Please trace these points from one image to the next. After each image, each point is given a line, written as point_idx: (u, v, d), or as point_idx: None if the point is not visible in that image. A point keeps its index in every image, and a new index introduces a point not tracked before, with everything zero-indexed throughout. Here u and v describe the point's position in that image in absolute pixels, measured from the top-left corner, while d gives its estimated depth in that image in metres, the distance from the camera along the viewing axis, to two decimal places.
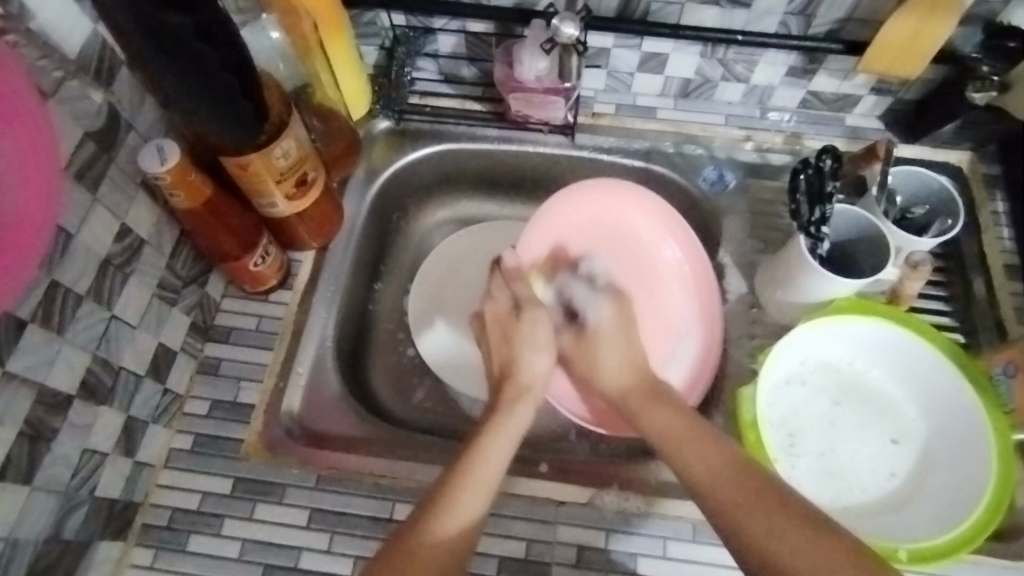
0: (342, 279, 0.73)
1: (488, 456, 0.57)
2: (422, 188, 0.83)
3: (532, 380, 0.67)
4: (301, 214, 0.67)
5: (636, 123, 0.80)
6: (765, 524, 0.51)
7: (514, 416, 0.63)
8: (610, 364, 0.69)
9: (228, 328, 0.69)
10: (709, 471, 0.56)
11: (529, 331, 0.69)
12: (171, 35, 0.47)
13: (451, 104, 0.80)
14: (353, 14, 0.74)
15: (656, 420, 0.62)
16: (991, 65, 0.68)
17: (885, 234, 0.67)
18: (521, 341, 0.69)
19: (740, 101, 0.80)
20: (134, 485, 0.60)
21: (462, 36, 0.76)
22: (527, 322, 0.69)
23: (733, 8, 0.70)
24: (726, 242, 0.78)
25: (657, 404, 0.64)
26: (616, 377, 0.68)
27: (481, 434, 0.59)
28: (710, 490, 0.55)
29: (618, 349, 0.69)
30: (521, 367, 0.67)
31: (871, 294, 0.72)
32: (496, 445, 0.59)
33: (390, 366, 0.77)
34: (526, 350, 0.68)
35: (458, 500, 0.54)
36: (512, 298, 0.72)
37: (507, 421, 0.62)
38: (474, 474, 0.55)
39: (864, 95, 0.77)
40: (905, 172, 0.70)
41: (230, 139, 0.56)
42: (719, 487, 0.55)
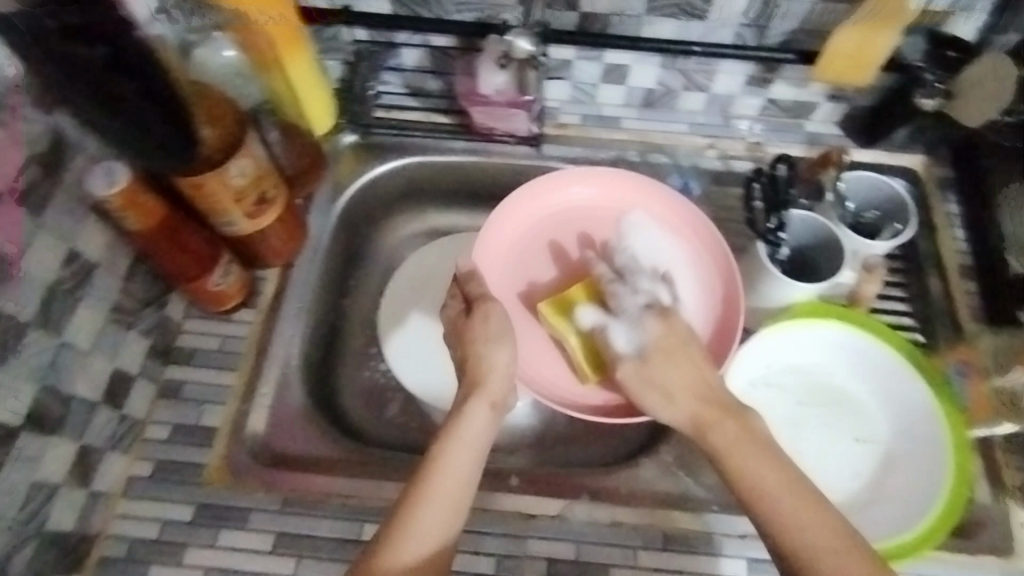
0: (308, 297, 0.72)
1: (445, 478, 0.53)
2: (388, 201, 0.82)
3: (488, 373, 0.60)
4: (264, 231, 0.66)
5: (601, 133, 0.81)
6: (787, 508, 0.49)
7: (471, 420, 0.57)
8: (676, 380, 0.58)
9: (191, 350, 0.67)
10: (811, 526, 0.48)
11: (481, 328, 0.61)
12: (78, 67, 0.48)
13: (417, 117, 0.81)
14: (316, 29, 0.74)
15: (737, 444, 0.54)
16: (934, 73, 0.71)
17: (839, 237, 0.68)
18: (474, 337, 0.61)
19: (702, 110, 0.81)
20: (90, 516, 0.59)
21: (425, 50, 0.76)
22: (479, 320, 0.62)
23: (689, 20, 0.71)
24: None
25: (745, 440, 0.54)
26: (690, 401, 0.57)
27: (435, 443, 0.55)
28: (739, 471, 0.52)
29: (671, 368, 0.59)
30: (475, 360, 0.60)
31: (832, 297, 0.74)
32: (457, 455, 0.54)
33: (359, 386, 0.75)
34: (489, 345, 0.60)
35: (416, 516, 0.51)
36: (464, 300, 0.64)
37: (460, 430, 0.56)
38: (424, 496, 0.52)
39: (821, 103, 0.78)
40: (858, 175, 0.72)
41: (163, 165, 0.55)
42: (749, 468, 0.52)
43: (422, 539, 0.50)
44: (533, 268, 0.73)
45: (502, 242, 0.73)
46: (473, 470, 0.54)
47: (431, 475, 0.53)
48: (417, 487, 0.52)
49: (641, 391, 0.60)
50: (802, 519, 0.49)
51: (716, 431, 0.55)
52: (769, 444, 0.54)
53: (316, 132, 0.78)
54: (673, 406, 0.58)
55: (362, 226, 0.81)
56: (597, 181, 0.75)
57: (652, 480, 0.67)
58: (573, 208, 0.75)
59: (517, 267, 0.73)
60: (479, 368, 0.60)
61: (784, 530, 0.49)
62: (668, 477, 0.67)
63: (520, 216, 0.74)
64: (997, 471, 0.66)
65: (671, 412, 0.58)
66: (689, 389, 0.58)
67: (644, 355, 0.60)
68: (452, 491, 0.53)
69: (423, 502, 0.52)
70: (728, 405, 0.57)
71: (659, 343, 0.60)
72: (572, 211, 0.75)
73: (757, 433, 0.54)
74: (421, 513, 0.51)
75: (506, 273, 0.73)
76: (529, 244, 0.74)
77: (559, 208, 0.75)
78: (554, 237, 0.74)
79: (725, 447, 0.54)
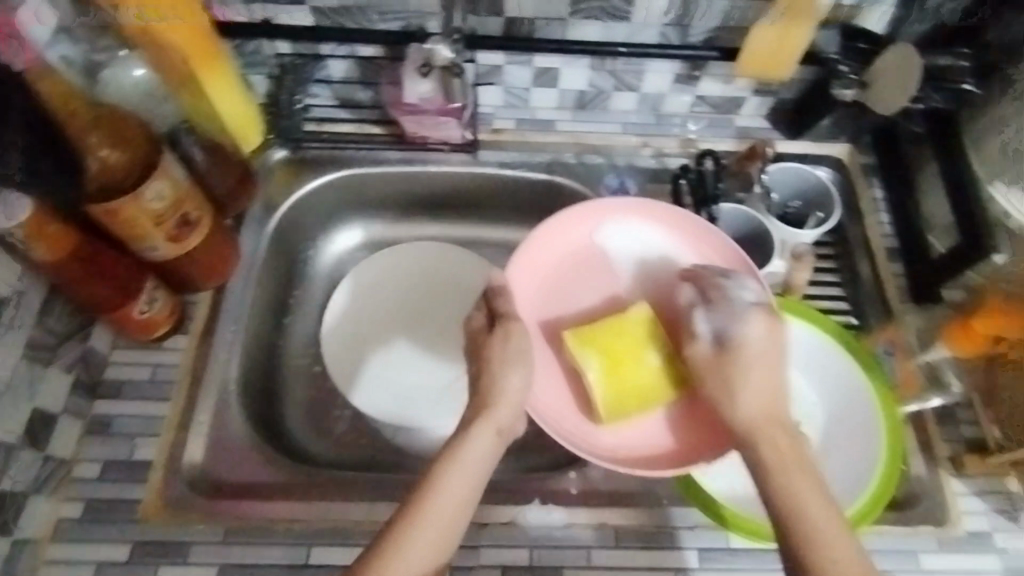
0: (243, 319, 0.70)
1: (442, 505, 0.50)
2: (326, 215, 0.82)
3: (500, 397, 0.56)
4: (190, 255, 0.64)
5: (535, 137, 0.80)
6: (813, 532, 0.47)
7: (474, 443, 0.53)
8: (754, 386, 0.54)
9: (120, 382, 0.65)
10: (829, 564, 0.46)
11: (500, 347, 0.58)
12: None
13: (349, 129, 0.79)
14: (234, 44, 0.73)
15: (790, 465, 0.50)
16: (849, 65, 0.72)
17: (768, 228, 0.71)
18: (491, 359, 0.57)
19: (635, 109, 0.82)
20: (16, 563, 0.56)
21: (352, 61, 0.75)
22: (499, 338, 0.58)
23: (614, 22, 0.72)
24: None
25: (795, 467, 0.50)
26: (756, 413, 0.53)
27: (434, 465, 0.52)
28: (779, 484, 0.49)
29: (761, 372, 0.54)
30: (489, 384, 0.56)
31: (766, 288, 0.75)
32: (455, 482, 0.51)
33: (310, 408, 0.74)
34: (502, 367, 0.57)
35: (407, 542, 0.48)
36: (489, 313, 0.61)
37: (462, 453, 0.53)
38: (419, 524, 0.49)
39: (748, 97, 0.80)
40: (784, 167, 0.74)
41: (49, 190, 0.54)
42: (789, 484, 0.49)
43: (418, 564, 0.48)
44: (576, 296, 0.68)
45: (532, 263, 0.68)
46: (471, 500, 0.51)
47: (427, 500, 0.50)
48: (411, 513, 0.49)
49: (714, 391, 0.55)
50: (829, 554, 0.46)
51: (768, 446, 0.51)
52: (815, 473, 0.50)
53: (245, 150, 0.75)
54: (744, 409, 0.53)
55: (301, 251, 0.81)
56: (642, 216, 0.70)
57: (602, 480, 0.67)
58: (624, 235, 0.70)
59: (557, 291, 0.68)
60: (488, 391, 0.56)
61: (809, 554, 0.46)
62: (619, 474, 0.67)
63: (568, 237, 0.70)
64: (929, 444, 0.68)
65: (738, 412, 0.53)
66: (762, 399, 0.53)
67: (728, 357, 0.55)
68: (445, 518, 0.50)
69: (416, 528, 0.49)
70: (789, 426, 0.52)
71: (749, 353, 0.55)
72: (624, 238, 0.70)
73: (809, 462, 0.51)
74: (411, 540, 0.48)
75: (537, 296, 0.68)
76: (557, 271, 0.69)
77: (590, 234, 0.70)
78: (584, 266, 0.69)
79: (767, 457, 0.51)
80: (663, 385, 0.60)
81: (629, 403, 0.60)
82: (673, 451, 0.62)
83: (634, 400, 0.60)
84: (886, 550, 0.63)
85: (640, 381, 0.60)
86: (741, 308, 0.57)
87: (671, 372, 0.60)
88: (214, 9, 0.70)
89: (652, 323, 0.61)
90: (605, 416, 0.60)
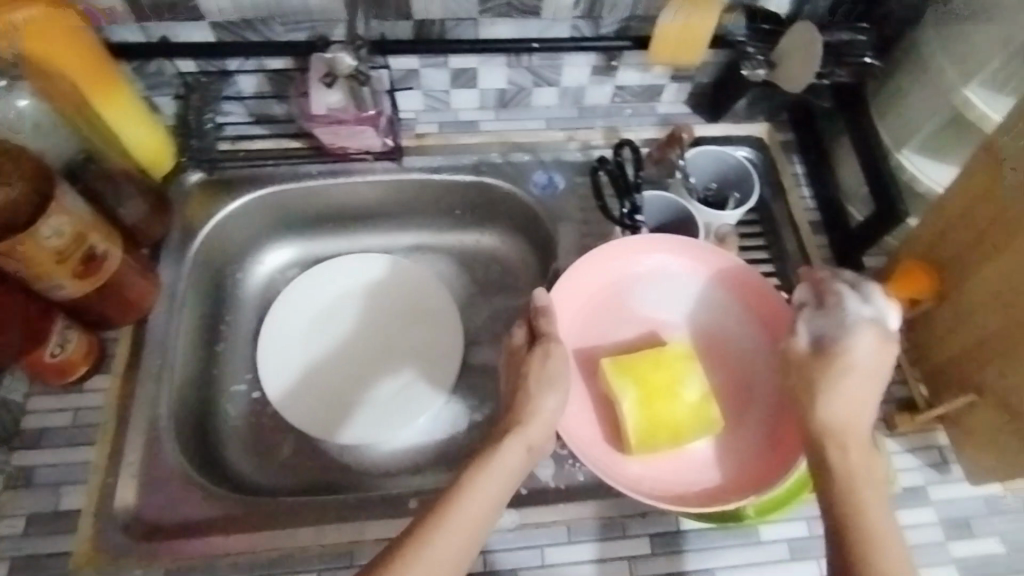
0: (169, 350, 0.67)
1: (463, 514, 0.49)
2: (250, 236, 0.80)
3: (533, 416, 0.55)
4: (102, 292, 0.61)
5: (457, 137, 0.80)
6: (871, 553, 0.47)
7: (508, 455, 0.53)
8: (850, 389, 0.52)
9: (40, 430, 0.62)
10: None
11: (538, 367, 0.58)
12: None
13: (268, 145, 0.78)
14: (132, 65, 0.70)
15: (864, 472, 0.50)
16: (755, 45, 0.74)
17: (692, 212, 0.71)
18: (532, 377, 0.57)
19: (557, 103, 0.83)
20: None
21: (262, 75, 0.73)
22: (539, 356, 0.58)
23: (525, 18, 0.72)
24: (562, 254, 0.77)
25: (864, 486, 0.50)
26: (840, 421, 0.52)
27: (465, 469, 0.52)
28: (846, 501, 0.49)
29: (858, 383, 0.52)
30: (524, 400, 0.56)
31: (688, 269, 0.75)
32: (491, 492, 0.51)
33: (253, 437, 0.72)
34: (539, 388, 0.56)
35: (427, 548, 0.48)
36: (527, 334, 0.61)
37: (491, 465, 0.52)
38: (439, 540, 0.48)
39: (666, 84, 0.82)
40: (702, 150, 0.75)
41: None
42: (857, 500, 0.49)
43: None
44: (610, 331, 0.67)
45: (571, 288, 0.67)
46: (491, 514, 0.51)
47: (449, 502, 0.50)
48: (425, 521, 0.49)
49: (799, 392, 0.54)
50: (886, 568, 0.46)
51: (852, 453, 0.51)
52: (883, 492, 0.50)
53: (155, 175, 0.73)
54: (833, 412, 0.52)
55: (230, 272, 0.79)
56: (674, 249, 0.69)
57: (553, 477, 0.66)
58: (654, 273, 0.69)
59: (596, 322, 0.68)
60: (523, 407, 0.56)
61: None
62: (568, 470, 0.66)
63: (612, 265, 0.69)
64: None
65: (822, 414, 0.52)
66: (853, 406, 0.52)
67: (826, 361, 0.53)
68: (466, 526, 0.49)
69: (442, 527, 0.48)
70: (868, 444, 0.51)
71: (856, 362, 0.52)
72: (656, 274, 0.69)
73: (877, 480, 0.50)
74: (433, 542, 0.48)
75: (574, 323, 0.67)
76: (594, 303, 0.68)
77: (629, 269, 0.69)
78: (618, 301, 0.69)
79: (836, 471, 0.50)
80: (695, 421, 0.60)
81: (665, 435, 0.59)
82: (706, 489, 0.61)
83: (668, 433, 0.59)
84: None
85: (677, 417, 0.59)
86: (854, 318, 0.54)
87: (705, 407, 0.60)
88: (107, 33, 0.67)
89: (686, 360, 0.61)
90: (635, 446, 0.59)
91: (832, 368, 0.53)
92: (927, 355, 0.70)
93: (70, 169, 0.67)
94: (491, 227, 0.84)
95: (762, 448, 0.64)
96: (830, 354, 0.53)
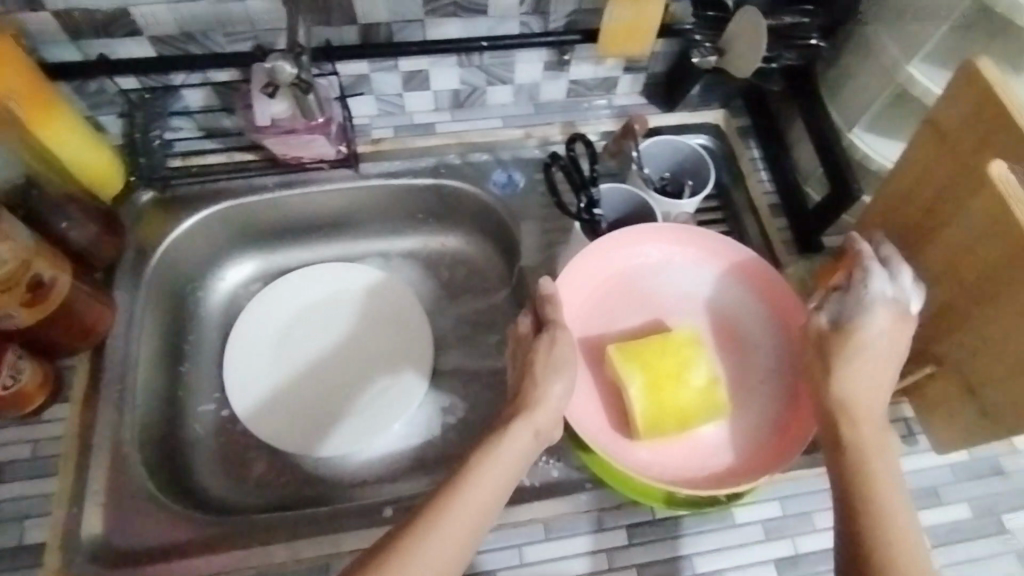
0: (114, 353, 0.80)
1: (482, 480, 0.60)
2: (313, 226, 0.96)
3: (543, 399, 0.65)
4: (50, 320, 0.73)
5: (474, 135, 0.93)
6: (874, 516, 0.60)
7: (514, 440, 0.63)
8: (866, 380, 0.65)
9: (89, 416, 0.77)
10: (892, 531, 0.59)
11: (545, 353, 0.68)
12: None
13: (367, 147, 0.92)
14: (130, 92, 0.83)
15: (879, 448, 0.63)
16: (701, 33, 0.85)
17: (648, 201, 0.82)
18: (544, 365, 0.67)
19: (512, 101, 0.95)
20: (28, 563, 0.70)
21: (332, 78, 0.86)
22: (545, 344, 0.68)
23: (473, 17, 0.82)
24: (674, 236, 0.81)
25: (876, 458, 0.62)
26: (858, 395, 0.65)
27: (476, 450, 0.62)
28: (859, 467, 0.62)
29: (872, 367, 0.65)
30: (530, 384, 0.66)
31: (739, 248, 0.81)
32: (495, 471, 0.60)
33: (275, 411, 0.87)
34: (547, 373, 0.66)
35: (448, 510, 0.58)
36: (541, 320, 0.71)
37: (503, 445, 0.62)
38: (455, 498, 0.58)
39: (620, 76, 0.93)
40: (659, 141, 0.86)
41: None
42: (870, 470, 0.62)
43: (449, 533, 0.57)
44: (615, 319, 0.78)
45: (578, 282, 0.78)
46: (494, 502, 0.60)
47: (472, 472, 0.60)
48: (457, 481, 0.59)
49: (818, 373, 0.67)
50: (894, 523, 0.59)
51: (863, 433, 0.64)
52: (892, 461, 0.63)
53: (107, 196, 0.85)
54: (855, 397, 0.65)
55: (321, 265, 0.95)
56: (712, 247, 0.81)
57: None
58: (671, 266, 0.81)
59: (601, 310, 0.79)
60: (531, 393, 0.65)
61: (875, 534, 0.59)
62: None
63: (641, 260, 0.81)
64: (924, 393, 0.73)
65: (840, 395, 0.65)
66: (870, 391, 0.65)
67: (843, 339, 0.65)
68: (489, 493, 0.60)
69: (468, 486, 0.59)
70: (879, 419, 0.64)
71: (867, 342, 0.65)
72: (679, 270, 0.81)
73: (888, 452, 0.63)
74: (463, 494, 0.59)
75: (579, 314, 0.78)
76: (599, 292, 0.79)
77: (631, 259, 0.80)
78: (620, 290, 0.80)
79: (855, 441, 0.63)
80: (702, 408, 0.70)
81: (671, 419, 0.69)
82: (717, 470, 0.72)
83: (675, 418, 0.69)
84: (795, 495, 0.78)
85: (682, 401, 0.69)
86: (878, 298, 0.65)
87: (710, 393, 0.70)
88: (171, 78, 0.83)
89: (693, 345, 0.71)
90: (643, 429, 0.69)
91: (855, 357, 0.65)
92: (957, 354, 0.71)
93: (172, 195, 0.88)
94: (452, 230, 0.99)
95: (769, 435, 0.74)
96: (846, 336, 0.65)
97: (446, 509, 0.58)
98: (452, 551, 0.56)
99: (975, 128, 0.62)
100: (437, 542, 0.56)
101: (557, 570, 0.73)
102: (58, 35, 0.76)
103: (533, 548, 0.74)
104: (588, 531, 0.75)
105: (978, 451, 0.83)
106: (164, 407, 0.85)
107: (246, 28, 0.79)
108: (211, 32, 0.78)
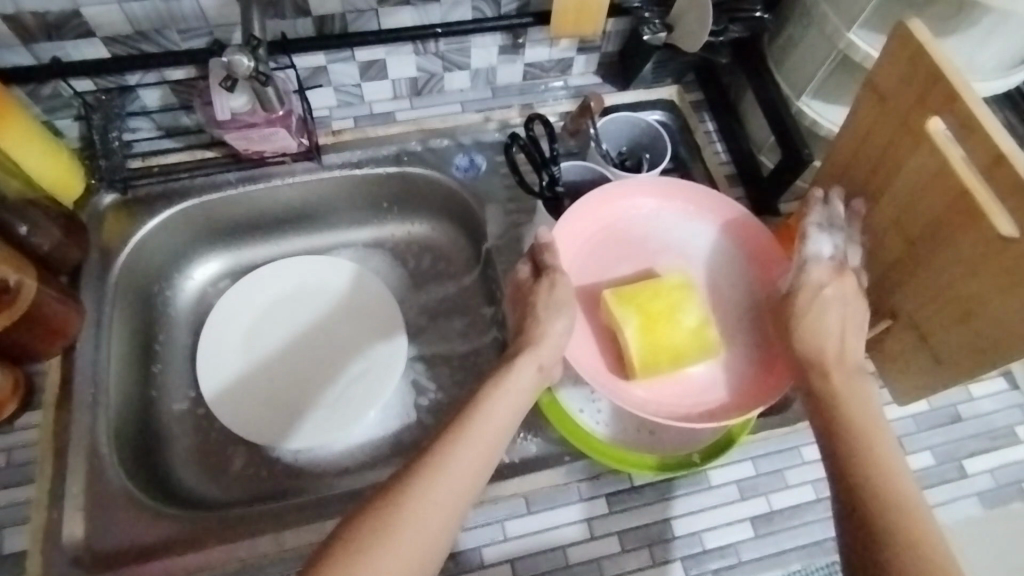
0: (83, 357, 0.79)
1: (492, 412, 0.61)
2: (280, 219, 0.96)
3: (543, 336, 0.68)
4: (23, 326, 0.72)
5: (435, 122, 0.94)
6: (860, 455, 0.61)
7: (520, 372, 0.65)
8: (829, 330, 0.68)
9: (64, 421, 0.77)
10: (877, 468, 0.60)
11: (546, 295, 0.70)
12: None
13: (328, 139, 0.92)
14: (85, 94, 0.83)
15: (853, 396, 0.65)
16: (649, 10, 0.87)
17: (607, 174, 0.85)
18: (539, 303, 0.70)
19: (470, 87, 0.97)
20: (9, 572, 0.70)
21: (290, 71, 0.86)
22: (546, 287, 0.71)
23: (425, 5, 0.83)
24: (660, 189, 0.82)
25: (853, 400, 0.64)
26: (826, 350, 0.67)
27: (482, 385, 0.64)
28: (835, 410, 0.64)
29: (832, 315, 0.68)
30: (533, 323, 0.69)
31: (716, 197, 0.82)
32: (505, 396, 0.62)
33: (253, 402, 0.87)
34: (547, 313, 0.69)
35: (455, 450, 0.58)
36: (534, 267, 0.74)
37: (510, 378, 0.64)
38: (472, 427, 0.60)
39: (574, 56, 0.95)
40: (616, 118, 0.88)
41: None
42: (846, 411, 0.64)
43: (467, 460, 0.57)
44: (609, 266, 0.79)
45: (574, 230, 0.79)
46: (507, 427, 0.61)
47: (477, 409, 0.61)
48: (468, 415, 0.61)
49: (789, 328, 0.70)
50: (880, 461, 0.60)
51: (834, 381, 0.66)
52: (871, 403, 0.64)
53: (71, 200, 0.85)
54: (820, 349, 0.67)
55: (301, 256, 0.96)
56: (694, 197, 0.82)
57: (596, 419, 0.81)
58: (662, 214, 0.82)
59: (598, 256, 0.80)
60: (534, 329, 0.68)
61: (864, 474, 0.60)
62: (593, 405, 0.82)
63: (634, 208, 0.82)
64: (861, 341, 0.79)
65: (811, 350, 0.68)
66: (838, 340, 0.67)
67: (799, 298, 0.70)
68: (482, 449, 0.59)
69: (476, 418, 0.60)
70: (850, 365, 0.66)
71: (815, 296, 0.69)
72: (668, 218, 0.82)
73: (865, 395, 0.65)
74: (457, 452, 0.58)
75: (578, 260, 0.79)
76: (594, 241, 0.80)
77: (621, 211, 0.81)
78: (611, 242, 0.81)
79: (830, 393, 0.65)
80: (693, 346, 0.71)
81: (665, 358, 0.71)
82: (708, 408, 0.73)
83: (671, 357, 0.71)
84: (767, 454, 0.80)
85: (676, 341, 0.71)
86: (812, 257, 0.71)
87: (701, 332, 0.72)
88: (125, 78, 0.83)
89: (685, 289, 0.73)
90: (638, 369, 0.71)
91: (812, 311, 0.68)
92: (908, 304, 0.74)
93: (134, 197, 0.88)
94: (417, 217, 1.00)
95: (758, 377, 0.75)
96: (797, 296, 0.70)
97: (471, 436, 0.59)
98: (449, 508, 0.55)
99: (918, 85, 0.64)
100: (437, 501, 0.55)
101: (540, 542, 0.75)
102: (8, 38, 0.75)
103: (513, 522, 0.76)
104: (566, 502, 0.77)
105: (936, 400, 0.87)
106: (139, 409, 0.84)
107: (199, 24, 0.79)
108: (164, 29, 0.78)
